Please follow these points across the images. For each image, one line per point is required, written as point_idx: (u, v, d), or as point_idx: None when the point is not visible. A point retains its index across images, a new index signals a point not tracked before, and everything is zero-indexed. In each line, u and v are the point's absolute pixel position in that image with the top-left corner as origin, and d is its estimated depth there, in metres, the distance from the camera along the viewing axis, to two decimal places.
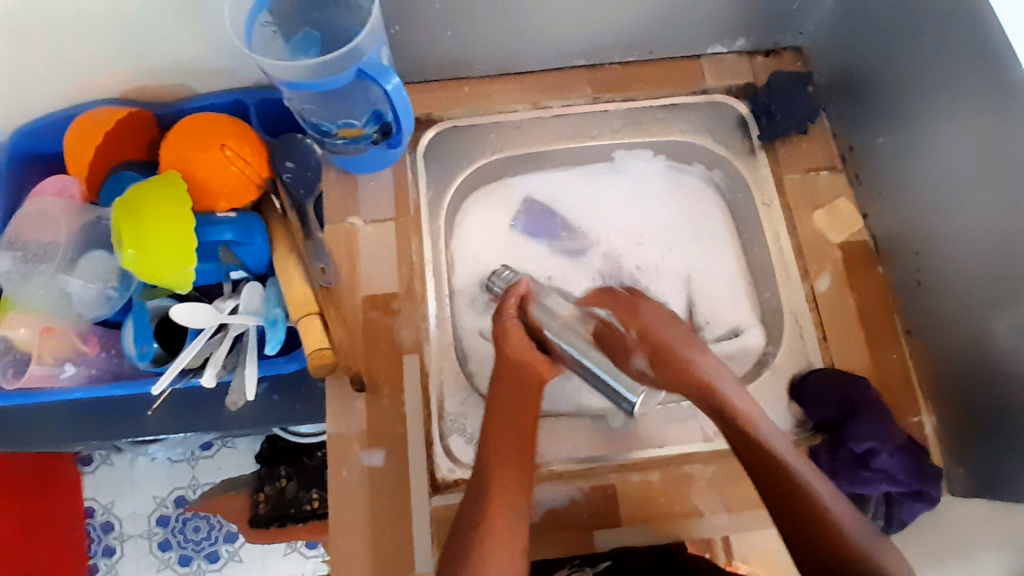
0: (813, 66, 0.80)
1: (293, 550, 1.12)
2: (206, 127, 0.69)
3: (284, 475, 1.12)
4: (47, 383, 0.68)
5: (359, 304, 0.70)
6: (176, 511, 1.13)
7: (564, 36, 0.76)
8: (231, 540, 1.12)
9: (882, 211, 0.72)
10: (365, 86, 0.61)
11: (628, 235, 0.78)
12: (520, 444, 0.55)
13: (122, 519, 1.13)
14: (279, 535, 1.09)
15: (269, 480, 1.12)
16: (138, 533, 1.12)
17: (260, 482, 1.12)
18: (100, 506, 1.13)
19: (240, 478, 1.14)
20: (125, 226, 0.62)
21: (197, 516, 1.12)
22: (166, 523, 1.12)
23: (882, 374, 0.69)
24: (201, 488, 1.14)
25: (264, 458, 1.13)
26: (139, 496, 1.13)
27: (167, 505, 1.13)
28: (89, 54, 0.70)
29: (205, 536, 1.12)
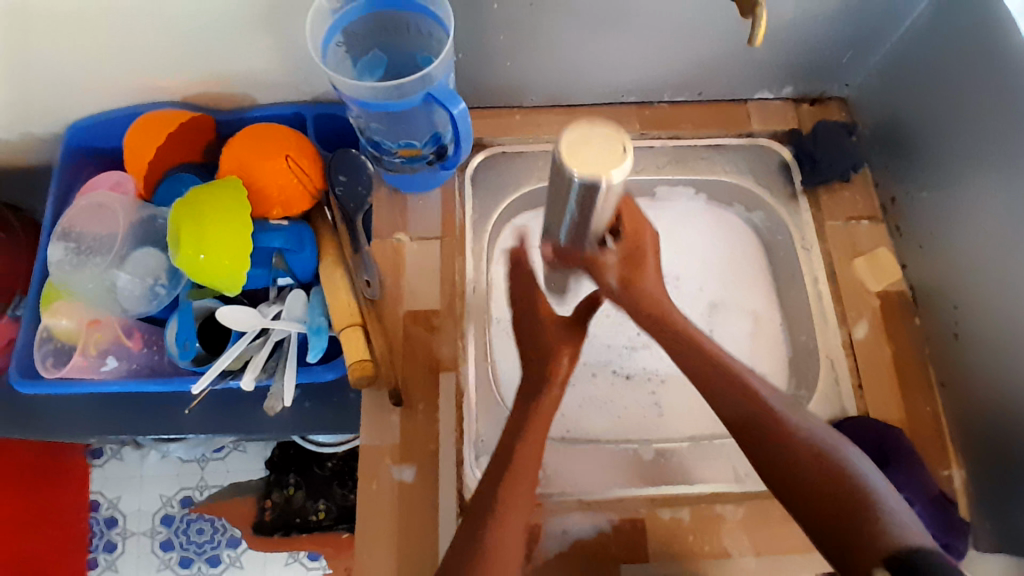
0: (858, 118, 0.81)
1: (295, 560, 1.09)
2: (269, 136, 0.71)
3: (292, 483, 1.10)
4: (87, 375, 0.69)
5: (401, 317, 0.71)
6: (181, 511, 1.11)
7: (617, 72, 0.78)
8: (233, 545, 1.10)
9: (921, 264, 0.73)
10: (431, 109, 0.63)
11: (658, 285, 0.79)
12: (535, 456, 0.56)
13: (127, 516, 1.11)
14: (284, 543, 1.07)
15: (278, 486, 1.10)
16: (142, 530, 1.11)
17: (268, 489, 1.10)
18: (105, 500, 1.12)
19: (246, 482, 1.12)
20: (187, 225, 0.64)
21: (202, 518, 1.11)
22: (169, 523, 1.11)
23: (916, 426, 0.69)
24: (208, 491, 1.12)
25: (274, 465, 1.11)
26: (145, 494, 1.12)
27: (173, 504, 1.12)
28: (159, 57, 0.72)
29: (207, 539, 1.10)
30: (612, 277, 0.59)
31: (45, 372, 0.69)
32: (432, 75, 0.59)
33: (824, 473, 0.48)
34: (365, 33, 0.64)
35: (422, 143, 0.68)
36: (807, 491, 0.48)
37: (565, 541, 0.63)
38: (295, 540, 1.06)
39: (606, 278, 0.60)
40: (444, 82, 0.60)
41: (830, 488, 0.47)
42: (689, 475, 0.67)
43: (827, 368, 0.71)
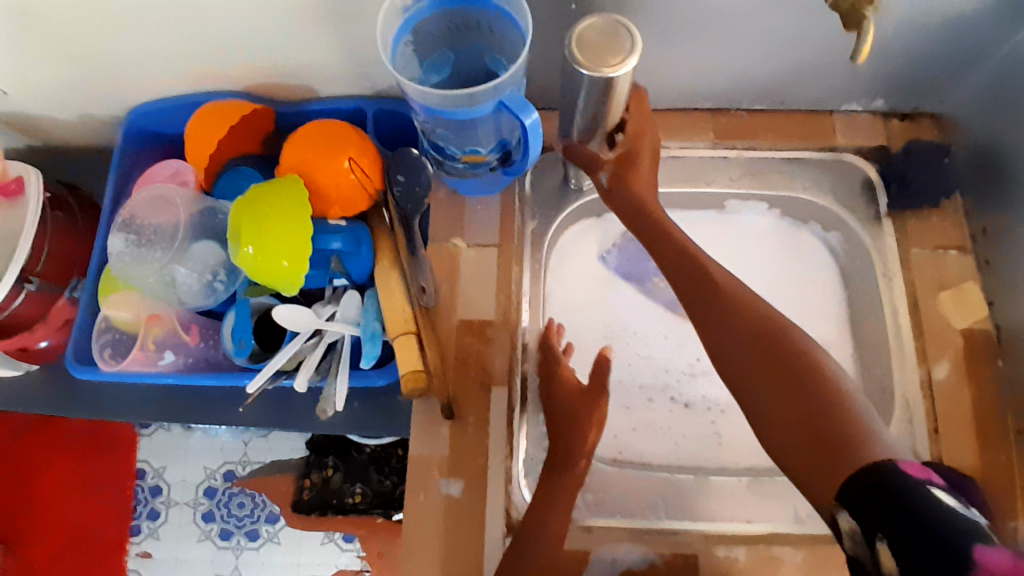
0: (953, 138, 0.75)
1: (330, 540, 1.02)
2: (331, 133, 0.69)
3: (331, 464, 1.04)
4: (145, 368, 0.70)
5: (455, 327, 0.69)
6: (223, 485, 1.04)
7: (695, 77, 0.73)
8: (272, 521, 1.03)
9: (1017, 306, 0.67)
10: (499, 117, 0.61)
11: None
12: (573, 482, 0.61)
13: (171, 485, 1.05)
14: (321, 523, 1.02)
15: (316, 467, 1.04)
16: (185, 501, 1.04)
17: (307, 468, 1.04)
18: (151, 469, 1.06)
19: (287, 461, 1.05)
20: (247, 224, 0.63)
21: (242, 492, 1.04)
22: (213, 495, 1.04)
23: (994, 479, 0.64)
24: (250, 466, 1.05)
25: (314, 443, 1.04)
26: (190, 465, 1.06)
27: (216, 477, 1.05)
28: (226, 46, 0.71)
29: (248, 513, 1.03)
30: (604, 175, 0.67)
31: (105, 363, 0.71)
32: (505, 85, 0.56)
33: (814, 403, 0.47)
34: (438, 33, 0.62)
35: (487, 150, 0.65)
36: (794, 407, 0.47)
37: (612, 570, 0.62)
38: (330, 522, 1.01)
39: (599, 176, 0.67)
40: (516, 91, 0.58)
41: (811, 422, 0.46)
42: (746, 512, 0.64)
43: (900, 408, 0.67)
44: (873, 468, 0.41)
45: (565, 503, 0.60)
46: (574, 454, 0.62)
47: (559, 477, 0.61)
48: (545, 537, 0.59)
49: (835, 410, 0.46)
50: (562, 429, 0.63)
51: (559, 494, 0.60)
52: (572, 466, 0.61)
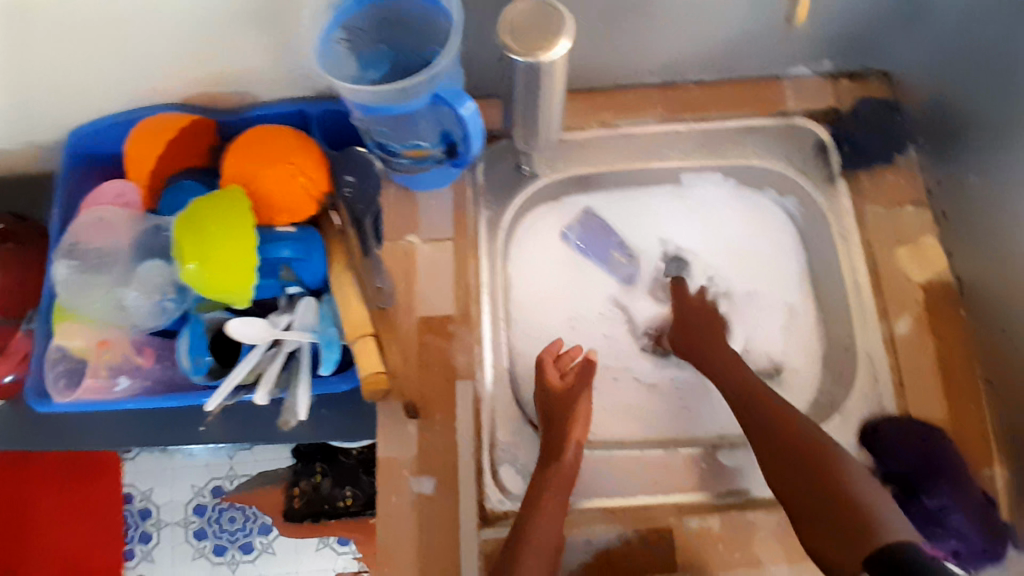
0: (904, 91, 0.74)
1: (326, 544, 0.99)
2: (270, 139, 0.68)
3: (319, 470, 1.02)
4: (102, 396, 0.70)
5: (414, 325, 0.68)
6: (212, 502, 1.01)
7: (639, 52, 0.72)
8: (265, 532, 1.00)
9: (972, 254, 0.68)
10: (437, 109, 0.59)
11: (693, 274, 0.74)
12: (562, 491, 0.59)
13: (161, 506, 1.01)
14: (315, 530, 1.00)
15: (305, 475, 1.02)
16: (176, 521, 1.01)
17: (296, 477, 1.02)
18: (138, 492, 1.02)
19: (276, 470, 1.03)
20: (188, 240, 0.61)
21: (232, 507, 1.01)
22: (203, 513, 1.01)
23: (962, 429, 0.65)
24: (238, 480, 1.02)
25: (300, 452, 1.02)
26: (178, 484, 1.02)
27: (204, 494, 1.02)
28: (152, 57, 0.68)
29: (239, 527, 1.00)
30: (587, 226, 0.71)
31: (61, 395, 0.70)
32: (437, 74, 0.55)
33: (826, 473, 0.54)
34: (368, 26, 0.60)
35: (431, 143, 0.63)
36: (817, 478, 0.54)
37: (589, 552, 0.62)
38: (324, 527, 0.99)
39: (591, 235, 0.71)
40: (451, 80, 0.56)
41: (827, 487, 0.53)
42: (719, 482, 0.64)
43: (864, 365, 0.68)
44: (878, 552, 0.47)
45: (560, 502, 0.58)
46: (558, 445, 0.61)
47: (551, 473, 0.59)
48: (552, 535, 0.57)
49: (835, 483, 0.53)
50: (551, 427, 0.62)
51: (552, 486, 0.59)
52: (563, 459, 0.60)
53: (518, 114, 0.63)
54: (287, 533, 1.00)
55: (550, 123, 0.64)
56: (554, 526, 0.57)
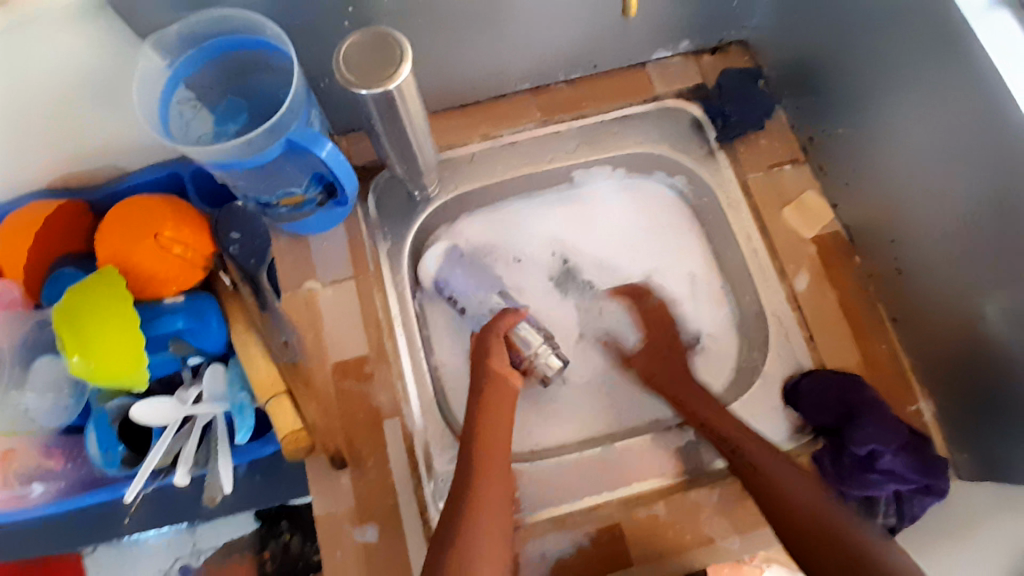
0: (762, 59, 0.78)
1: None
2: (141, 211, 0.66)
3: (286, 529, 0.92)
4: (18, 507, 0.67)
5: (330, 373, 0.66)
6: None
7: (505, 61, 0.73)
8: None
9: (851, 200, 0.71)
10: (299, 154, 0.59)
11: (598, 263, 0.76)
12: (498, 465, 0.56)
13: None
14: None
15: (271, 536, 0.93)
16: None
17: (261, 541, 0.92)
18: None
19: (240, 540, 0.93)
20: (67, 332, 0.59)
21: None
22: None
23: (874, 369, 0.67)
24: (205, 556, 0.92)
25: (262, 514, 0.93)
26: (142, 573, 0.92)
27: None
28: (1, 151, 0.65)
29: None
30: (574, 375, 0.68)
31: None
32: (286, 120, 0.55)
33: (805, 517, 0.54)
34: (215, 81, 0.59)
35: (304, 188, 0.63)
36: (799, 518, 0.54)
37: (544, 566, 0.61)
38: None
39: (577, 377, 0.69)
40: (301, 124, 0.56)
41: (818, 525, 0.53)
42: (659, 467, 0.65)
43: (775, 325, 0.70)
44: None
45: (502, 491, 0.55)
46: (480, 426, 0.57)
47: (480, 456, 0.56)
48: (500, 518, 0.54)
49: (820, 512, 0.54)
50: (471, 415, 0.59)
51: (489, 470, 0.55)
52: (490, 439, 0.57)
53: (386, 141, 0.63)
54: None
55: (418, 135, 0.63)
56: (499, 518, 0.54)
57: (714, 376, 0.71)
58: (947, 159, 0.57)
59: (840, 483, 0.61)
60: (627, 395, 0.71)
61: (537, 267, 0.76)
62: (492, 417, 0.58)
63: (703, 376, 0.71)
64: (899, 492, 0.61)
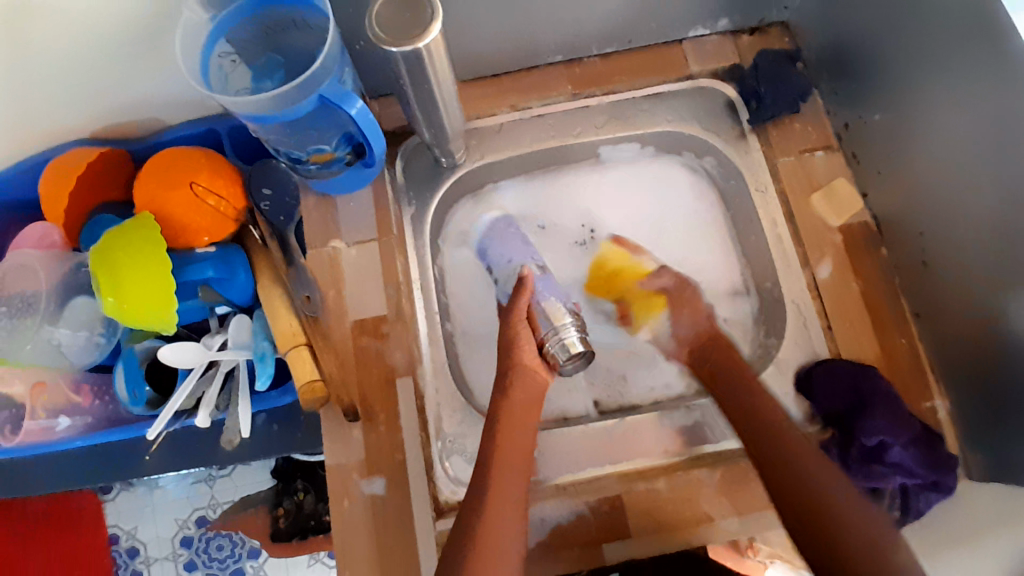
0: (801, 42, 0.76)
1: (317, 562, 0.96)
2: (178, 161, 0.68)
3: (301, 488, 0.97)
4: (44, 437, 0.70)
5: (349, 330, 0.68)
6: (199, 531, 0.96)
7: (539, 32, 0.72)
8: (255, 556, 0.96)
9: (883, 190, 0.69)
10: (330, 111, 0.60)
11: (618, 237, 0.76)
12: (519, 473, 0.57)
13: (147, 543, 0.96)
14: (304, 547, 0.96)
15: (286, 494, 0.97)
16: (164, 557, 0.96)
17: (277, 497, 0.97)
18: (123, 532, 0.96)
19: (257, 494, 0.97)
20: (103, 273, 0.62)
21: (220, 534, 0.96)
22: (190, 544, 0.96)
23: (892, 363, 0.67)
24: (222, 508, 0.97)
25: (279, 472, 0.97)
26: (161, 519, 0.97)
27: (189, 526, 0.97)
28: (47, 96, 0.67)
29: (229, 555, 0.96)
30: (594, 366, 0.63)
31: (5, 440, 0.70)
32: (317, 75, 0.56)
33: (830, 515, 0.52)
34: (254, 37, 0.60)
35: (334, 146, 0.64)
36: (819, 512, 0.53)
37: (544, 530, 0.62)
38: (314, 544, 0.95)
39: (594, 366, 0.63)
40: (333, 82, 0.58)
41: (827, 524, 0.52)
42: (664, 445, 0.65)
43: (794, 313, 0.69)
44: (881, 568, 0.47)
45: (519, 496, 0.55)
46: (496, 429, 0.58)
47: (498, 458, 0.56)
48: (515, 520, 0.54)
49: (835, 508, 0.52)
50: (491, 422, 0.59)
51: (505, 468, 0.56)
52: (503, 437, 0.58)
53: (415, 106, 0.63)
54: (275, 554, 0.96)
55: (446, 102, 0.64)
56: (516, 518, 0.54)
57: None
58: (983, 149, 0.56)
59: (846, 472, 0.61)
60: (639, 375, 0.71)
61: (555, 239, 0.76)
62: (517, 426, 0.59)
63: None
64: (905, 486, 0.60)
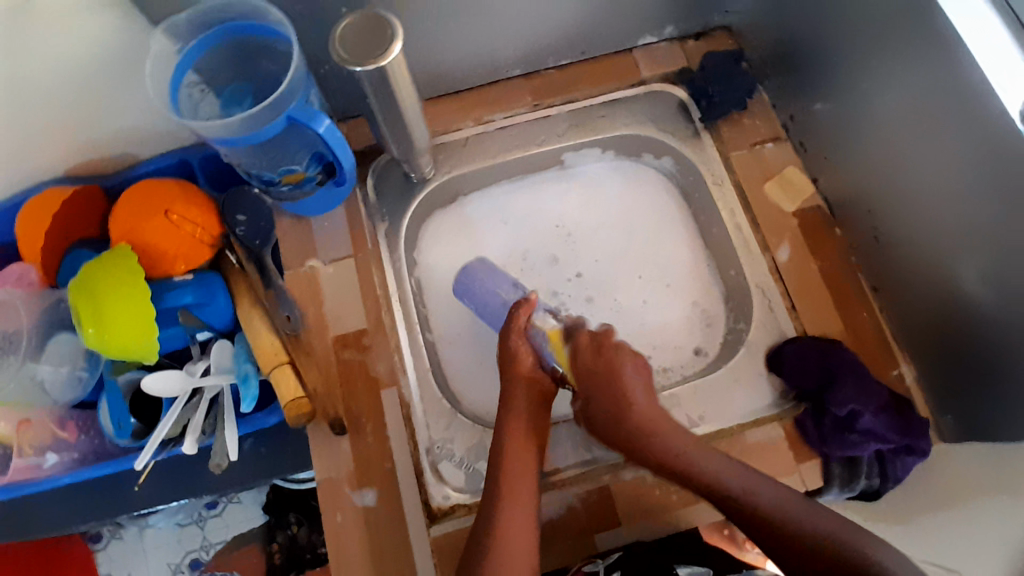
0: (743, 43, 0.81)
1: None
2: (152, 194, 0.70)
3: (294, 521, 0.95)
4: (32, 475, 0.70)
5: (331, 346, 0.69)
6: (191, 573, 0.95)
7: (497, 48, 0.76)
8: None
9: (832, 173, 0.73)
10: (299, 131, 0.63)
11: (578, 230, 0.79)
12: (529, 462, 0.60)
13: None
14: None
15: (279, 527, 0.96)
16: None
17: (270, 531, 0.96)
18: None
19: (250, 529, 0.96)
20: (84, 305, 0.63)
21: (214, 575, 0.95)
22: None
23: (857, 336, 0.69)
24: (214, 547, 0.96)
25: (269, 506, 0.96)
26: (151, 563, 0.95)
27: (181, 569, 0.95)
28: (20, 139, 0.69)
29: None
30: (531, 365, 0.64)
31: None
32: (286, 97, 0.59)
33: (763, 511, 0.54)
34: (221, 67, 0.63)
35: (305, 166, 0.67)
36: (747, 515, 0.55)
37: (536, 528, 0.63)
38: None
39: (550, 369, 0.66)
40: (300, 102, 0.60)
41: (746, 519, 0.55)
42: None
43: (760, 297, 0.72)
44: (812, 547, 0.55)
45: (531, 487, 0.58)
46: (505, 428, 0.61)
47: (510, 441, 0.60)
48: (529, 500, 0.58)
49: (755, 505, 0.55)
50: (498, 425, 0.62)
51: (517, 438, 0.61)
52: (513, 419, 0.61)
53: (382, 123, 0.66)
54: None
55: (412, 120, 0.67)
56: (529, 505, 0.57)
57: (704, 344, 0.74)
58: (919, 127, 0.60)
59: (823, 445, 0.64)
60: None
61: (527, 237, 0.79)
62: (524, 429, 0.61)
63: (695, 347, 0.74)
64: (881, 452, 0.63)
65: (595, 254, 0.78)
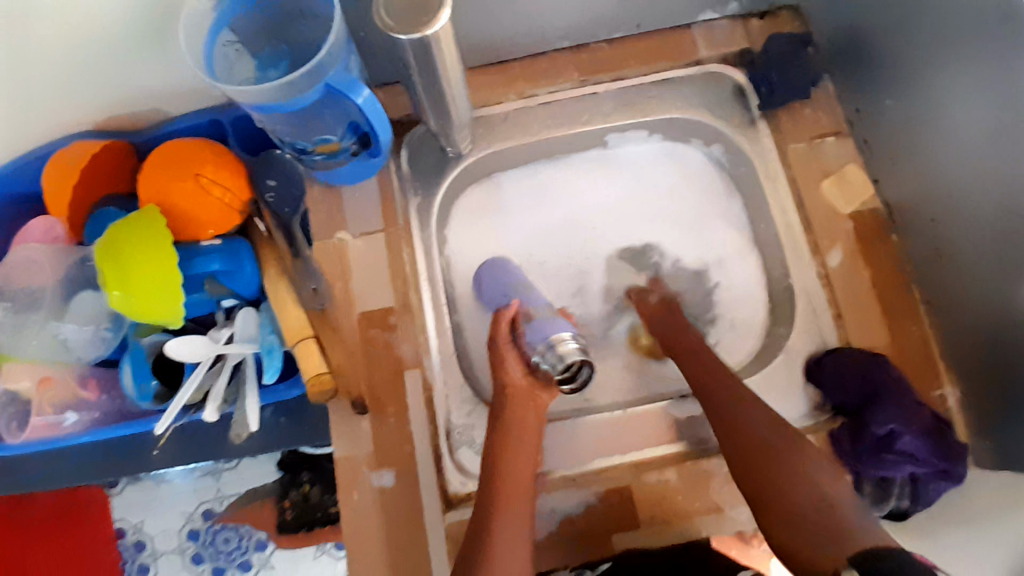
0: (812, 27, 0.75)
1: (324, 552, 0.95)
2: (183, 154, 0.68)
3: (307, 480, 0.96)
4: (52, 433, 0.71)
5: (356, 323, 0.68)
6: (205, 524, 0.96)
7: (545, 18, 0.71)
8: (262, 548, 0.95)
9: (894, 177, 0.68)
10: (336, 100, 0.60)
11: (614, 216, 0.76)
12: (525, 476, 0.58)
13: (154, 536, 0.96)
14: (311, 539, 0.95)
15: (292, 485, 0.96)
16: (171, 549, 0.96)
17: (283, 489, 0.96)
18: (130, 526, 0.96)
19: (264, 486, 0.97)
20: (109, 267, 0.61)
21: (227, 527, 0.96)
22: (197, 537, 0.96)
23: (905, 351, 0.66)
24: (229, 501, 0.97)
25: (282, 463, 0.96)
26: (167, 511, 0.97)
27: (196, 519, 0.96)
28: (49, 88, 0.66)
29: (236, 547, 0.96)
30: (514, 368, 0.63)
31: (12, 437, 0.70)
32: (325, 64, 0.55)
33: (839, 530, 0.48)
34: (260, 28, 0.59)
35: (340, 136, 0.64)
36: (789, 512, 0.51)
37: (554, 521, 0.63)
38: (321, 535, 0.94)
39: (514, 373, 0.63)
40: (340, 70, 0.57)
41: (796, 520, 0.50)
42: (673, 433, 0.65)
43: (804, 301, 0.69)
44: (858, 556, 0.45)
45: (524, 502, 0.57)
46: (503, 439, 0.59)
47: (506, 457, 0.58)
48: (524, 505, 0.57)
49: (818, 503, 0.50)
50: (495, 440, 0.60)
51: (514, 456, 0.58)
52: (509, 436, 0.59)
53: (420, 93, 0.62)
54: (282, 545, 0.95)
55: (454, 92, 0.63)
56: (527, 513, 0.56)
57: (742, 345, 0.71)
58: (993, 136, 0.55)
59: (856, 462, 0.60)
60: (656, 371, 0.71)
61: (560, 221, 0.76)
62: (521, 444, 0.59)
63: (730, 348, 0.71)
64: (915, 475, 0.59)
65: (636, 247, 0.75)
